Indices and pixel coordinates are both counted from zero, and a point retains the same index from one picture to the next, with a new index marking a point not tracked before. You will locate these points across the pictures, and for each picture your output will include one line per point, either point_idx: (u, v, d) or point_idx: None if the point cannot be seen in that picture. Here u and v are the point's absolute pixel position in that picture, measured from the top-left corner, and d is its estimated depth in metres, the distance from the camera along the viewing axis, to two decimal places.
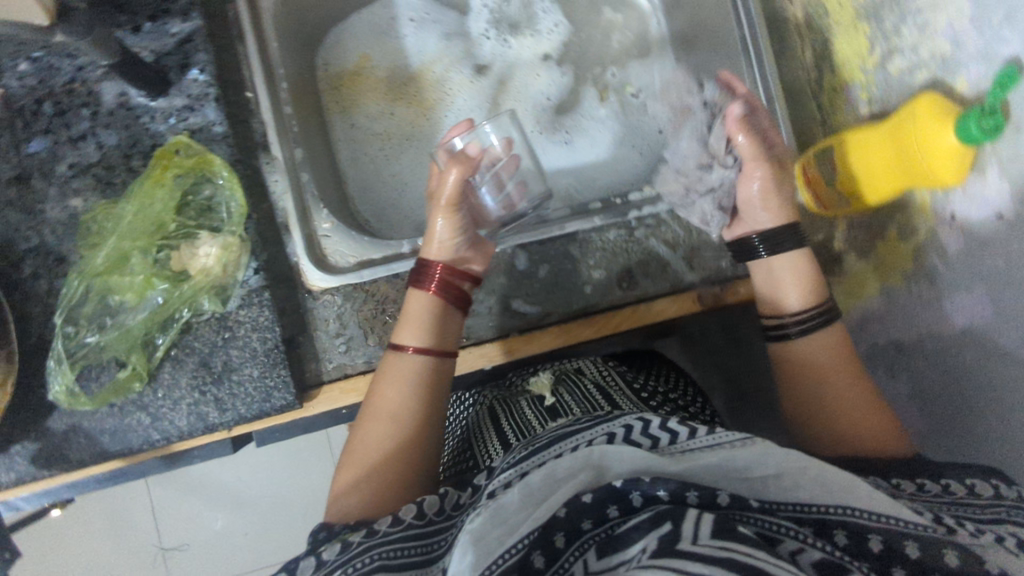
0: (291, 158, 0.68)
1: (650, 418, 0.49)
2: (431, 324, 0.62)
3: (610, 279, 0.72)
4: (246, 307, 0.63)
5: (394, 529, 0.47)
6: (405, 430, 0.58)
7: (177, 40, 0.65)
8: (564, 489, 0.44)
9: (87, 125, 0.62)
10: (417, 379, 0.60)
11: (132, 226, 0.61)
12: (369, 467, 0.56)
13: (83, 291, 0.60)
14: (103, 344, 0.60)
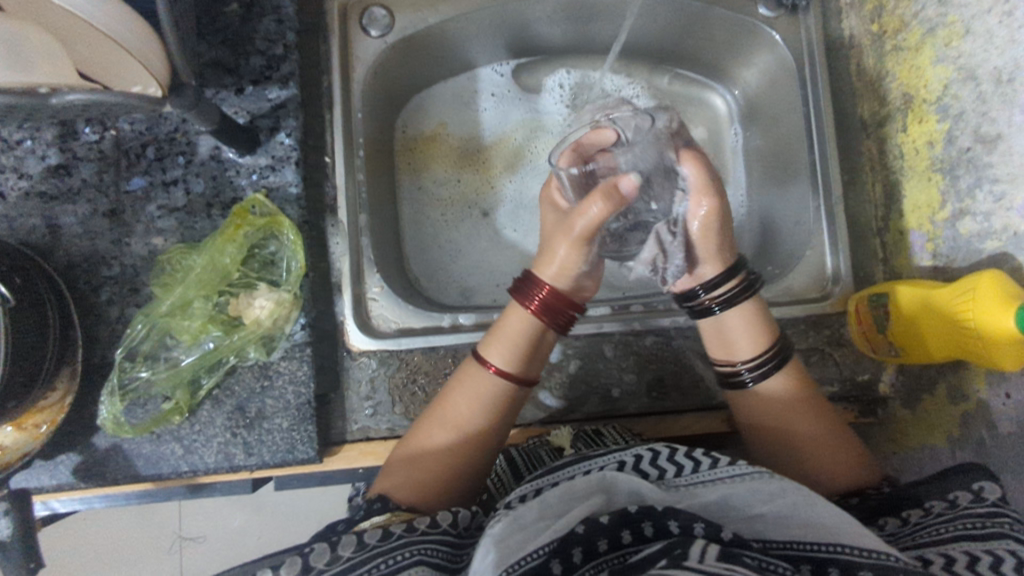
0: (356, 222, 0.72)
1: (660, 449, 0.49)
2: (523, 348, 0.60)
3: (640, 385, 0.72)
4: (288, 360, 0.67)
5: (431, 531, 0.46)
6: (461, 448, 0.58)
7: (272, 104, 0.70)
8: (580, 509, 0.44)
9: (180, 172, 0.68)
10: (489, 397, 0.59)
11: (199, 276, 0.65)
12: (423, 466, 0.57)
13: (146, 330, 0.65)
14: (154, 380, 0.65)
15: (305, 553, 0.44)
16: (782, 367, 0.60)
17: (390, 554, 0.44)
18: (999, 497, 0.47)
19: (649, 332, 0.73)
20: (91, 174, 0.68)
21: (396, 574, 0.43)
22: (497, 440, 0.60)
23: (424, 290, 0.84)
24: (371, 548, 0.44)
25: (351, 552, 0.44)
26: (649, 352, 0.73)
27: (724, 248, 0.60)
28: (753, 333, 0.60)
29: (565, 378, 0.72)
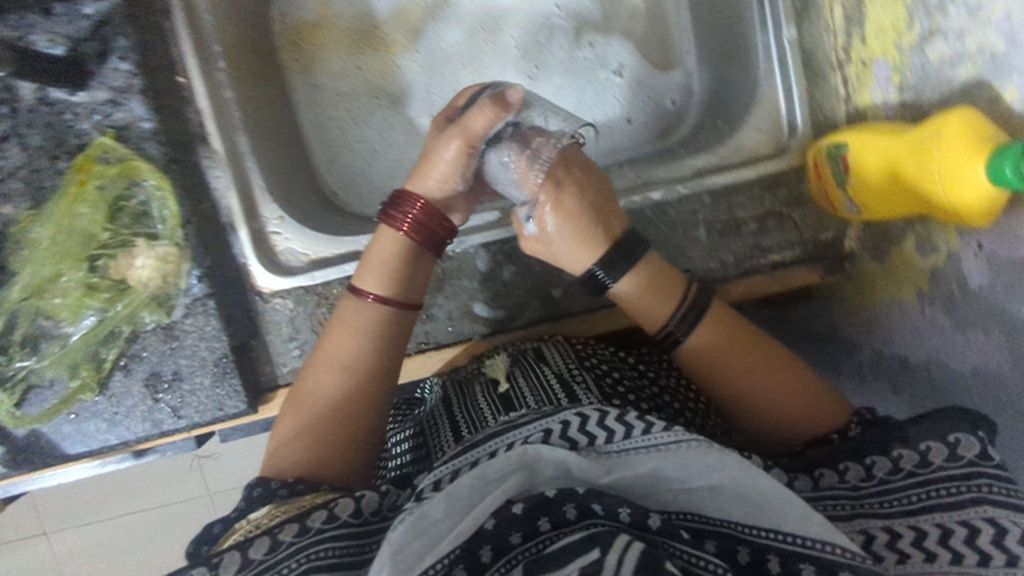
0: (234, 147, 0.64)
1: (590, 413, 0.43)
2: (398, 272, 0.56)
3: (584, 282, 0.66)
4: (192, 316, 0.61)
5: (329, 525, 0.40)
6: (351, 387, 0.54)
7: (92, 22, 0.57)
8: (493, 498, 0.39)
9: (8, 125, 0.58)
10: (371, 330, 0.55)
11: (57, 247, 0.58)
12: (312, 414, 0.53)
13: (12, 318, 0.58)
14: (41, 367, 0.59)
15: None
16: (702, 318, 0.56)
17: (274, 569, 0.38)
18: (976, 454, 0.42)
19: None
20: None
21: None
22: (394, 367, 0.56)
23: (343, 205, 0.73)
24: (254, 562, 0.39)
25: (236, 572, 0.39)
26: None
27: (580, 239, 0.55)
28: (656, 293, 0.56)
29: (500, 287, 0.66)
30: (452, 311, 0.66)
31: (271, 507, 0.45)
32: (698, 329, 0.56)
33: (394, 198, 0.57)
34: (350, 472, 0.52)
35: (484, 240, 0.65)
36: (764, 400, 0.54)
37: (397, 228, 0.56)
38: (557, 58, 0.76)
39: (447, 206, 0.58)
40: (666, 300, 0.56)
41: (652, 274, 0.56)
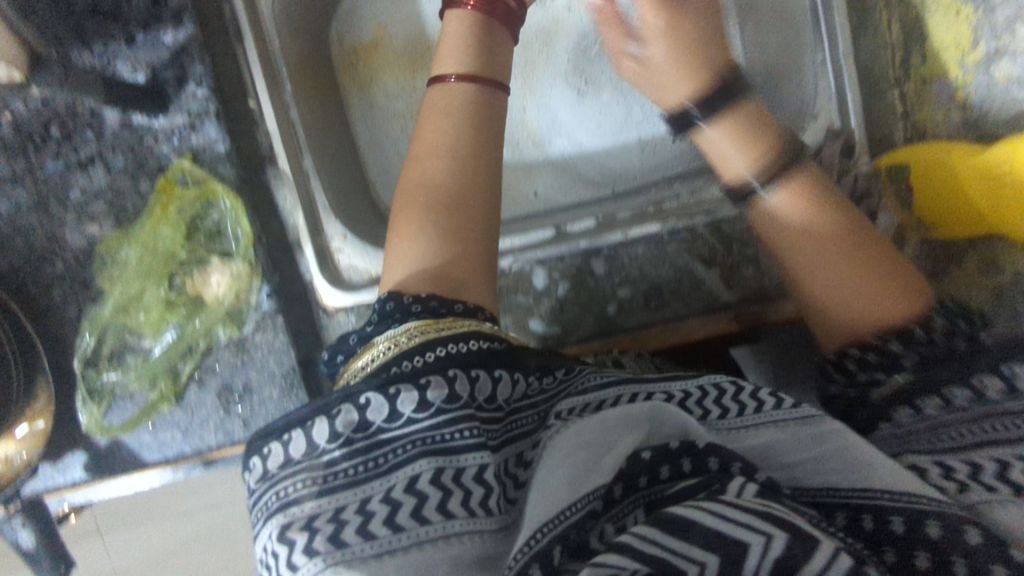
0: (304, 167, 0.64)
1: (729, 387, 0.43)
2: (470, 114, 0.55)
3: (637, 298, 0.67)
4: (262, 331, 0.64)
5: (473, 403, 0.38)
6: (462, 168, 0.52)
7: (172, 51, 0.61)
8: (623, 446, 0.38)
9: (94, 149, 0.61)
10: (453, 148, 0.53)
11: (141, 267, 0.62)
12: (428, 209, 0.50)
13: (101, 332, 0.62)
14: (125, 380, 0.63)
15: (359, 405, 0.37)
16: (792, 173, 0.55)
17: (418, 439, 0.37)
18: (1004, 394, 0.44)
19: (642, 242, 0.66)
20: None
21: (391, 476, 0.36)
22: (493, 173, 0.53)
23: None
24: (407, 418, 0.37)
25: (380, 421, 0.37)
26: (644, 262, 0.66)
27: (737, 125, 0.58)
28: (782, 181, 0.55)
29: (555, 303, 0.67)
30: (508, 326, 0.68)
31: (411, 325, 0.43)
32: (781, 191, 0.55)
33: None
34: (480, 284, 0.49)
35: (539, 258, 0.66)
36: (831, 284, 0.51)
37: (451, 79, 0.56)
38: (614, 75, 0.74)
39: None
40: (791, 191, 0.55)
41: (755, 133, 0.58)
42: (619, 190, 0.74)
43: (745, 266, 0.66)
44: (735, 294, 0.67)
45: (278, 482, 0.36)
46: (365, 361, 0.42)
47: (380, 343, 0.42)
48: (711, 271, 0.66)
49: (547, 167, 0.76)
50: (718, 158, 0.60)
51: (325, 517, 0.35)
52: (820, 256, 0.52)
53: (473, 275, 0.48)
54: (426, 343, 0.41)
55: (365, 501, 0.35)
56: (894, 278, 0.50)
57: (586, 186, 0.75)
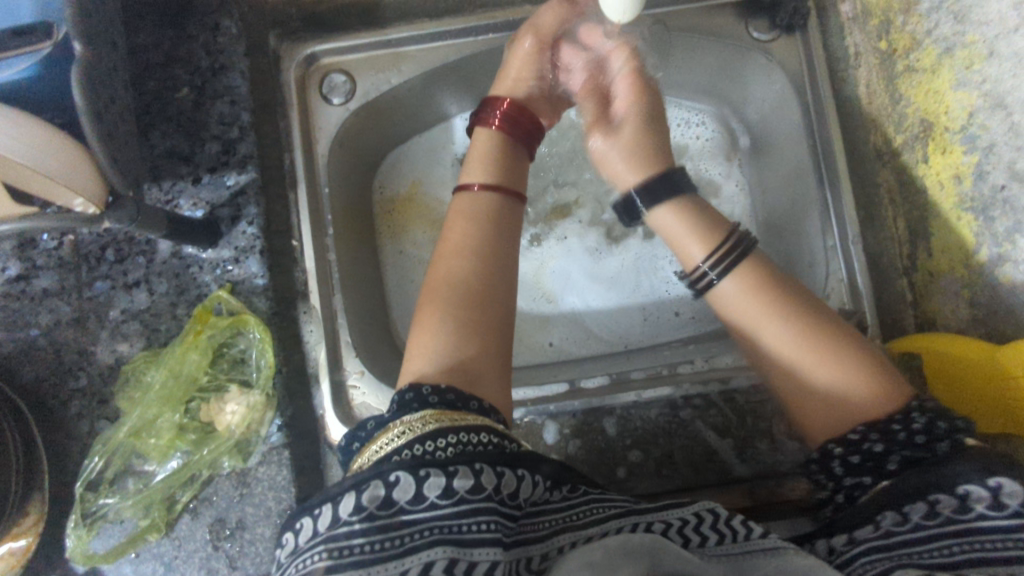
0: (334, 304, 0.68)
1: (721, 511, 0.44)
2: (487, 218, 0.57)
3: (649, 463, 0.65)
4: (266, 465, 0.63)
5: (494, 497, 0.39)
6: (481, 264, 0.54)
7: (231, 192, 0.66)
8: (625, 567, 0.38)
9: (142, 273, 0.65)
10: (474, 242, 0.55)
11: (161, 392, 0.61)
12: (445, 303, 0.52)
13: (108, 453, 0.61)
14: (121, 507, 0.61)
15: (387, 482, 0.38)
16: (741, 262, 0.54)
17: (436, 526, 0.37)
18: (988, 506, 0.39)
19: (653, 403, 0.66)
20: (51, 283, 0.65)
21: (395, 561, 0.36)
22: (508, 271, 0.55)
23: None
24: (430, 503, 0.37)
25: (404, 501, 0.37)
26: (656, 426, 0.66)
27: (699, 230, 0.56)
28: (765, 320, 0.52)
29: (564, 461, 0.66)
30: None
31: (428, 411, 0.43)
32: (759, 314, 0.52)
33: (489, 99, 0.62)
34: (495, 371, 0.50)
35: (551, 412, 0.67)
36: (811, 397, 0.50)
37: (472, 186, 0.58)
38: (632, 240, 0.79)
39: (527, 103, 0.63)
40: (789, 333, 0.51)
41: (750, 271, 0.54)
42: (633, 347, 0.76)
43: (757, 439, 0.65)
44: (748, 468, 0.66)
45: (304, 554, 0.37)
46: (380, 444, 0.42)
47: (393, 428, 0.42)
48: (724, 441, 0.65)
49: (564, 320, 0.78)
50: (727, 307, 0.54)
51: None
52: (787, 343, 0.51)
53: (487, 362, 0.50)
54: (438, 430, 0.41)
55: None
56: (865, 371, 0.49)
57: (603, 341, 0.77)
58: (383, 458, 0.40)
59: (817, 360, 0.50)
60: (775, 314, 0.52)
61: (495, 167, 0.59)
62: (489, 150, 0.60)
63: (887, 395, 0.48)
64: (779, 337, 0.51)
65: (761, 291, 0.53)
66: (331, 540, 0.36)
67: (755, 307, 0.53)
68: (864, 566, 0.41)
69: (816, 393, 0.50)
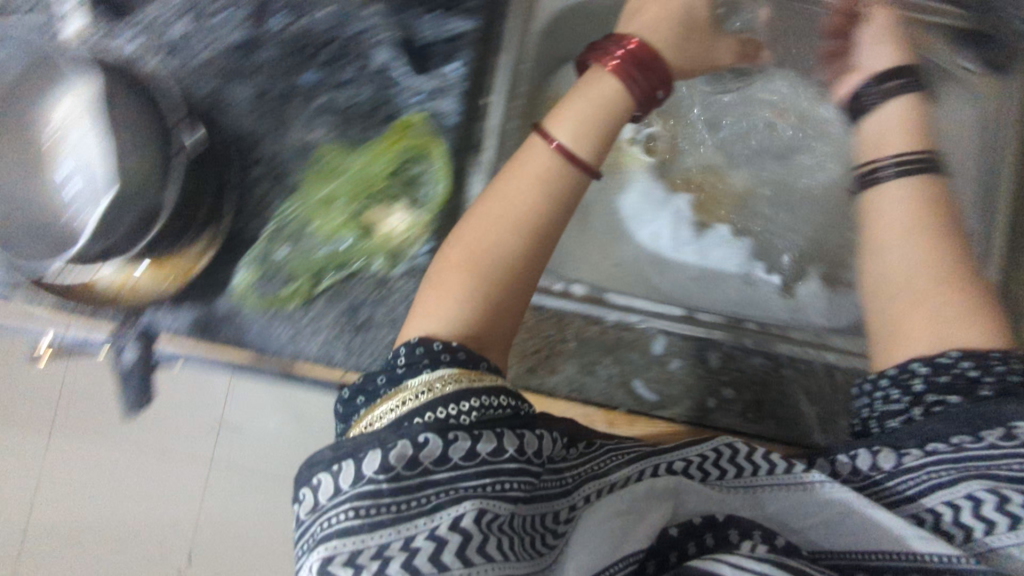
0: (498, 168, 0.72)
1: (740, 447, 0.53)
2: (557, 194, 0.58)
3: (738, 404, 0.70)
4: (407, 278, 0.67)
5: (517, 457, 0.47)
6: (524, 240, 0.57)
7: (451, 35, 0.68)
8: (654, 515, 0.48)
9: (352, 76, 0.68)
10: (543, 198, 0.57)
11: (354, 177, 0.66)
12: (475, 274, 0.56)
13: (293, 212, 0.65)
14: (288, 261, 0.65)
15: (416, 443, 0.45)
16: (918, 174, 0.64)
17: (460, 488, 0.45)
18: (1002, 438, 0.50)
19: (757, 352, 0.71)
20: (268, 57, 0.67)
21: (429, 516, 0.44)
22: (546, 242, 0.58)
23: None
24: (454, 464, 0.45)
25: (429, 463, 0.45)
26: (754, 373, 0.71)
27: (906, 134, 0.66)
28: (910, 211, 0.63)
29: (663, 374, 0.71)
30: (612, 376, 0.71)
31: (450, 371, 0.50)
32: (906, 185, 0.64)
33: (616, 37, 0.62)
34: (505, 323, 0.57)
35: (665, 327, 0.72)
36: (908, 257, 0.61)
37: (550, 142, 0.59)
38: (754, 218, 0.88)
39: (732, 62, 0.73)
40: (914, 202, 0.63)
41: (915, 180, 0.64)
42: (728, 304, 0.83)
43: (842, 416, 0.70)
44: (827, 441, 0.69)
45: (327, 511, 0.44)
46: (382, 410, 0.49)
47: (395, 397, 0.49)
48: (812, 407, 0.70)
49: (669, 262, 0.86)
50: (875, 210, 0.64)
51: (370, 552, 0.42)
52: (913, 252, 0.61)
53: (507, 305, 0.57)
54: (459, 392, 0.48)
55: (409, 539, 0.43)
56: (973, 310, 0.58)
57: (701, 289, 0.85)
58: (403, 414, 0.48)
59: (935, 255, 0.60)
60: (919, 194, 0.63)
61: (602, 120, 0.60)
62: (614, 89, 0.61)
63: (993, 334, 0.57)
64: (911, 259, 0.61)
65: (918, 208, 0.62)
66: (371, 495, 0.44)
67: (902, 221, 0.62)
68: (905, 485, 0.51)
69: (921, 264, 0.60)
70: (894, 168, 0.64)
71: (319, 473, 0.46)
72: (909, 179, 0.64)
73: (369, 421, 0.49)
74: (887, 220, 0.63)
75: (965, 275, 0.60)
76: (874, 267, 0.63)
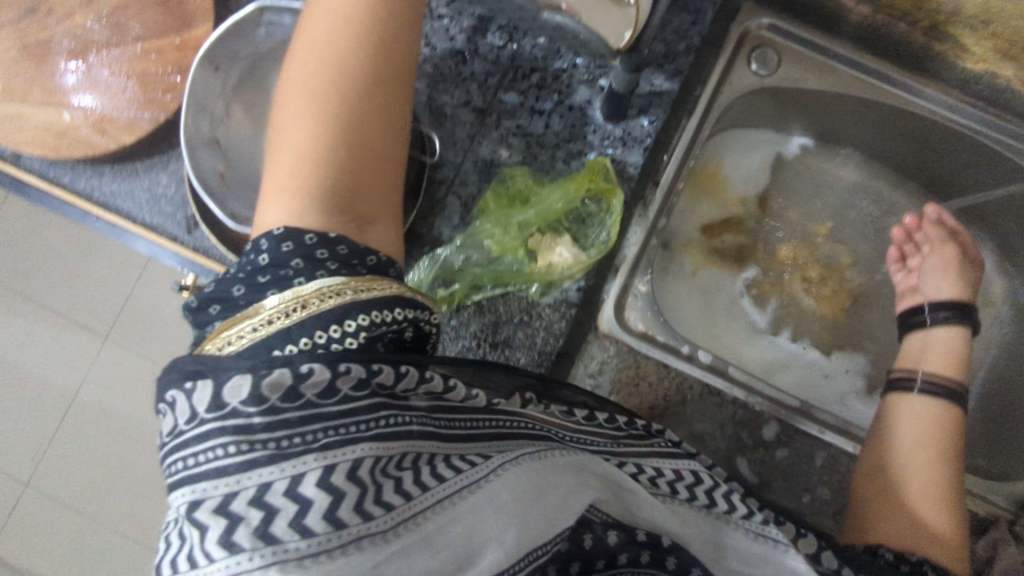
0: (657, 226, 0.76)
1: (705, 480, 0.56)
2: (356, 64, 0.50)
3: (830, 504, 0.72)
4: (554, 308, 0.68)
5: (382, 393, 0.43)
6: (363, 94, 0.49)
7: (652, 91, 0.71)
8: (576, 503, 0.46)
9: (551, 107, 0.70)
10: (346, 49, 0.49)
11: (536, 208, 0.67)
12: (330, 98, 0.48)
13: (477, 227, 0.67)
14: (458, 269, 0.67)
15: (297, 372, 0.40)
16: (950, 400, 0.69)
17: (344, 427, 0.40)
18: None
19: (863, 461, 0.73)
20: (478, 71, 0.70)
21: (340, 448, 0.39)
22: (388, 96, 0.51)
23: (671, 308, 0.84)
24: (343, 395, 0.41)
25: (313, 395, 0.40)
26: (853, 480, 0.73)
27: (929, 411, 0.69)
28: (920, 438, 0.67)
29: (766, 460, 0.73)
30: (719, 448, 0.73)
31: (343, 279, 0.44)
32: (927, 416, 0.68)
33: None
34: (390, 182, 0.52)
35: (780, 414, 0.74)
36: (908, 480, 0.64)
37: None
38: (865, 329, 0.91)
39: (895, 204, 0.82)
40: (929, 439, 0.67)
41: (946, 411, 0.69)
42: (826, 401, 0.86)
43: None
44: None
45: (184, 435, 0.39)
46: (241, 330, 0.43)
47: (259, 312, 0.43)
48: None
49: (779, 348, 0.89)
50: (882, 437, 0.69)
51: (248, 495, 0.37)
52: (884, 499, 0.64)
53: (381, 206, 0.51)
54: (342, 311, 0.43)
55: (295, 482, 0.38)
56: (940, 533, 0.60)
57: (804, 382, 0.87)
58: (276, 331, 0.43)
59: (935, 478, 0.64)
60: (920, 461, 0.65)
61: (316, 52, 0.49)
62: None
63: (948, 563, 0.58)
64: (915, 475, 0.64)
65: (939, 429, 0.67)
66: (237, 431, 0.38)
67: (909, 447, 0.67)
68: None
69: (916, 482, 0.64)
70: (921, 386, 0.71)
71: (175, 392, 0.40)
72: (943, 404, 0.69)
73: (220, 342, 0.43)
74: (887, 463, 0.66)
75: (930, 492, 0.63)
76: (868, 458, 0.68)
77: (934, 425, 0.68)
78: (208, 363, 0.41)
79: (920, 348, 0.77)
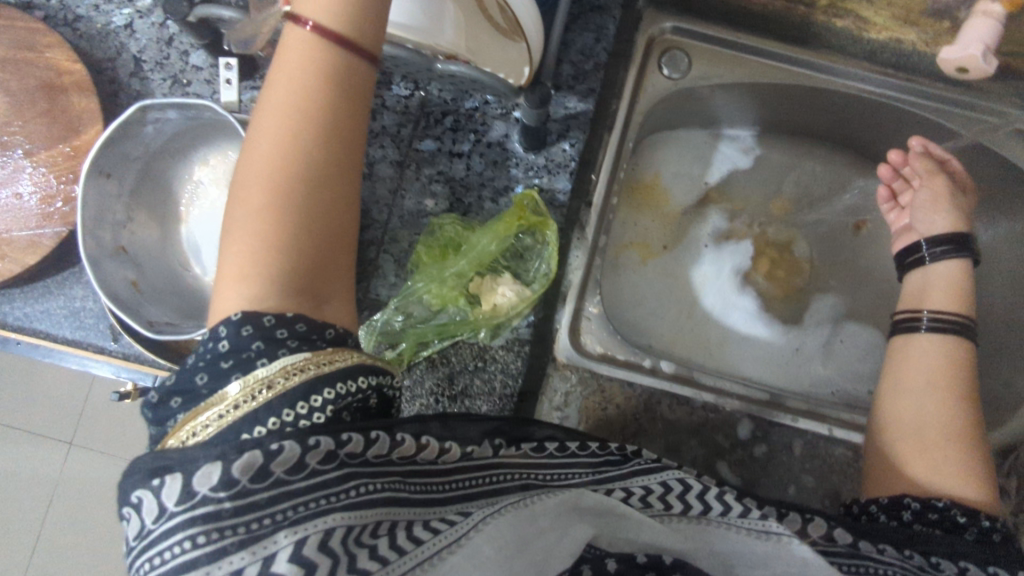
0: (599, 245, 0.75)
1: (691, 485, 0.52)
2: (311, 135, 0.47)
3: (816, 491, 0.72)
4: (507, 349, 0.67)
5: (351, 462, 0.41)
6: (316, 174, 0.47)
7: (567, 113, 0.71)
8: (564, 544, 0.45)
9: (467, 147, 0.69)
10: (297, 126, 0.47)
11: (468, 253, 0.65)
12: (292, 174, 0.46)
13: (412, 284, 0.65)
14: (399, 328, 0.65)
15: (267, 451, 0.38)
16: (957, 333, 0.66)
17: (319, 498, 0.39)
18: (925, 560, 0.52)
19: (841, 443, 0.73)
20: (389, 124, 0.69)
21: (311, 521, 0.39)
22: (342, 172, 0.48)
23: (627, 320, 0.84)
24: (310, 471, 0.40)
25: (282, 472, 0.39)
26: (834, 463, 0.72)
27: (933, 348, 0.66)
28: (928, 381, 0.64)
29: (746, 458, 0.72)
30: (697, 456, 0.72)
31: (300, 357, 0.42)
32: (933, 352, 0.65)
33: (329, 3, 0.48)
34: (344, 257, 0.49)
35: (750, 411, 0.73)
36: (925, 420, 0.61)
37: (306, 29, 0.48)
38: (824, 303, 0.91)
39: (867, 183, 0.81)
40: (941, 375, 0.64)
41: (956, 342, 0.66)
42: (802, 385, 0.85)
43: None
44: None
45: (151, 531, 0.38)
46: (205, 417, 0.40)
47: (223, 400, 0.41)
48: None
49: (744, 339, 0.88)
50: (893, 379, 0.66)
51: None
52: (905, 447, 0.61)
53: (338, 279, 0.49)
54: (307, 386, 0.42)
55: (269, 562, 0.37)
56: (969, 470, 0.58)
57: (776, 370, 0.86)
58: (242, 416, 0.40)
59: (953, 415, 0.61)
60: (936, 392, 0.62)
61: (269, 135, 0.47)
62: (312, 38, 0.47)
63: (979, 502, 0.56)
64: (930, 415, 0.61)
65: (948, 364, 0.64)
66: (206, 520, 0.37)
67: (923, 387, 0.63)
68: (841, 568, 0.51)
69: (933, 423, 0.61)
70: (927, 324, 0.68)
71: (139, 491, 0.38)
72: (942, 337, 0.66)
73: (183, 435, 0.40)
74: (902, 407, 0.63)
75: (953, 435, 0.60)
76: (881, 412, 0.65)
77: (941, 362, 0.65)
78: (173, 456, 0.39)
79: (921, 286, 0.73)
